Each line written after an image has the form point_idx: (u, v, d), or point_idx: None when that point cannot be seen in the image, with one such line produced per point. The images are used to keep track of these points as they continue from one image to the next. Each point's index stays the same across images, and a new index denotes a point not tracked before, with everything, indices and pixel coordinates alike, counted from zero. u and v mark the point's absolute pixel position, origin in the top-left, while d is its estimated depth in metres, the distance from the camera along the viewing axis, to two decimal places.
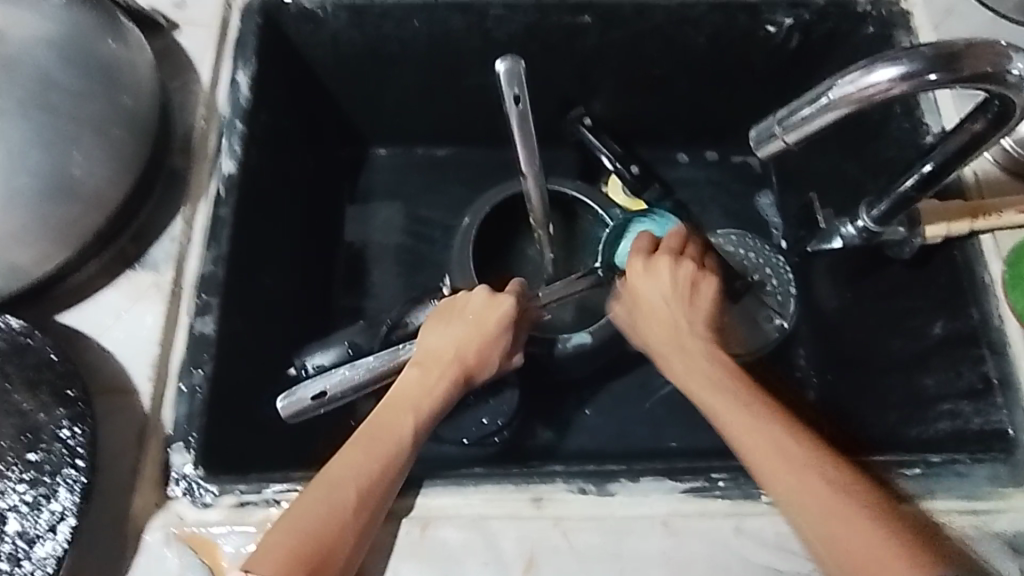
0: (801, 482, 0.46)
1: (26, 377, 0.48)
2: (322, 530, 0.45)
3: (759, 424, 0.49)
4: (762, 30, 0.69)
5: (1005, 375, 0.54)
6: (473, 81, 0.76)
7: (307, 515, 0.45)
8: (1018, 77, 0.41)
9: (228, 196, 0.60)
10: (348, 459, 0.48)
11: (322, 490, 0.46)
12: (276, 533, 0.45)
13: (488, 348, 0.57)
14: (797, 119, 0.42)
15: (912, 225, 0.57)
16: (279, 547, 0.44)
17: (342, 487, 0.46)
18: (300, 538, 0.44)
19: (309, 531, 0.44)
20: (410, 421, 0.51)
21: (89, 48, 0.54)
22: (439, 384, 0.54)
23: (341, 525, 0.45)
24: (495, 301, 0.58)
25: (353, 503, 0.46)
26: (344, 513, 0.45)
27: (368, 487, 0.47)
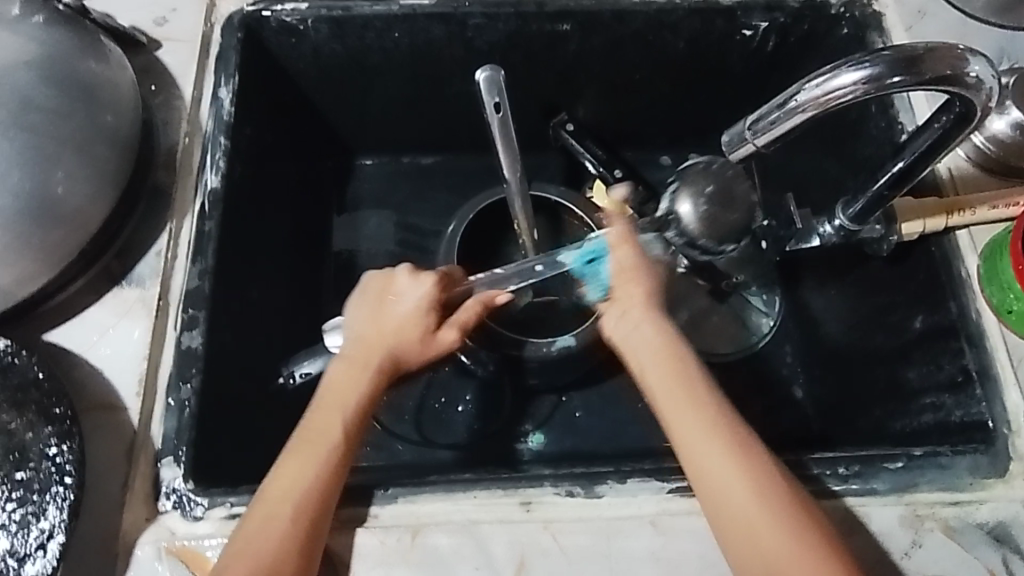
0: (709, 456, 0.47)
1: (13, 397, 0.48)
2: (269, 544, 0.45)
3: (688, 398, 0.50)
4: (738, 33, 0.70)
5: (983, 367, 0.55)
6: (457, 89, 0.77)
7: (256, 530, 0.46)
8: (976, 79, 0.42)
9: (213, 211, 0.60)
10: (287, 471, 0.48)
11: (266, 503, 0.47)
12: (233, 547, 0.46)
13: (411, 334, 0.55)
14: (767, 122, 0.43)
15: (889, 221, 0.58)
16: (240, 563, 0.45)
17: (285, 497, 0.47)
18: (255, 551, 0.45)
19: (256, 547, 0.45)
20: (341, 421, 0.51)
21: (70, 68, 0.54)
22: (362, 375, 0.53)
23: (291, 539, 0.45)
24: (417, 282, 0.56)
25: (292, 515, 0.46)
26: (285, 526, 0.46)
27: (305, 500, 0.47)
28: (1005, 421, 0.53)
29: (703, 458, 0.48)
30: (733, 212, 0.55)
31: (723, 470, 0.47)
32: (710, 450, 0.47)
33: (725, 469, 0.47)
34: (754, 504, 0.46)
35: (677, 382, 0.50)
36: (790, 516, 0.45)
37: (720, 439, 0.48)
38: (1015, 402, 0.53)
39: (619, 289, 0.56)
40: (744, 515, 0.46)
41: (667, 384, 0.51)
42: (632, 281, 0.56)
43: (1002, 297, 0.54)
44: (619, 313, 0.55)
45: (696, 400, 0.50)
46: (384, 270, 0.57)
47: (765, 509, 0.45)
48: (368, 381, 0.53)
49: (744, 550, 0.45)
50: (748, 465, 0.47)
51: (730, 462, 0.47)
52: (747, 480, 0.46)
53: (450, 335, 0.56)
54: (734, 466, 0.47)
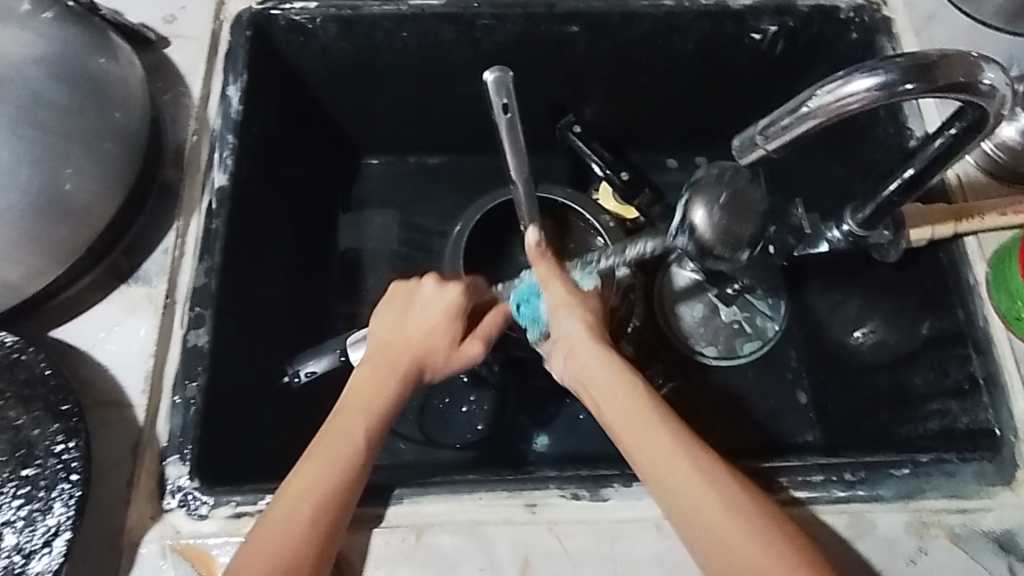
0: (684, 490, 0.46)
1: (20, 392, 0.48)
2: (290, 543, 0.45)
3: (653, 434, 0.48)
4: (747, 36, 0.70)
5: (990, 375, 0.55)
6: (464, 89, 0.76)
7: (274, 530, 0.46)
8: (990, 86, 0.42)
9: (220, 209, 0.60)
10: (307, 472, 0.48)
11: (282, 506, 0.47)
12: (250, 547, 0.45)
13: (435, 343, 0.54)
14: (778, 127, 0.43)
15: (897, 228, 0.57)
16: (255, 561, 0.44)
17: (302, 498, 0.47)
18: (270, 555, 0.45)
19: (272, 547, 0.45)
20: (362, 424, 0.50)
21: (79, 65, 0.54)
22: (387, 378, 0.53)
23: (307, 542, 0.45)
24: (443, 291, 0.56)
25: (312, 516, 0.46)
26: (301, 530, 0.45)
27: (326, 500, 0.47)
28: (1011, 429, 0.53)
29: (676, 492, 0.46)
30: (740, 221, 0.60)
31: (701, 503, 0.45)
32: (678, 486, 0.46)
33: (704, 502, 0.45)
34: (740, 536, 0.44)
35: (637, 419, 0.48)
36: (791, 538, 0.44)
37: (691, 471, 0.46)
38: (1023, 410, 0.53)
39: (562, 323, 0.54)
40: (732, 547, 0.44)
41: (632, 422, 0.49)
42: (574, 317, 0.54)
43: (1011, 304, 0.54)
44: (566, 351, 0.53)
45: (660, 435, 0.47)
46: (409, 280, 0.57)
47: (754, 542, 0.43)
48: (394, 387, 0.52)
49: (725, 573, 0.44)
50: (722, 497, 0.45)
51: (707, 495, 0.45)
52: (720, 505, 0.45)
53: (475, 350, 0.55)
54: (699, 485, 0.45)
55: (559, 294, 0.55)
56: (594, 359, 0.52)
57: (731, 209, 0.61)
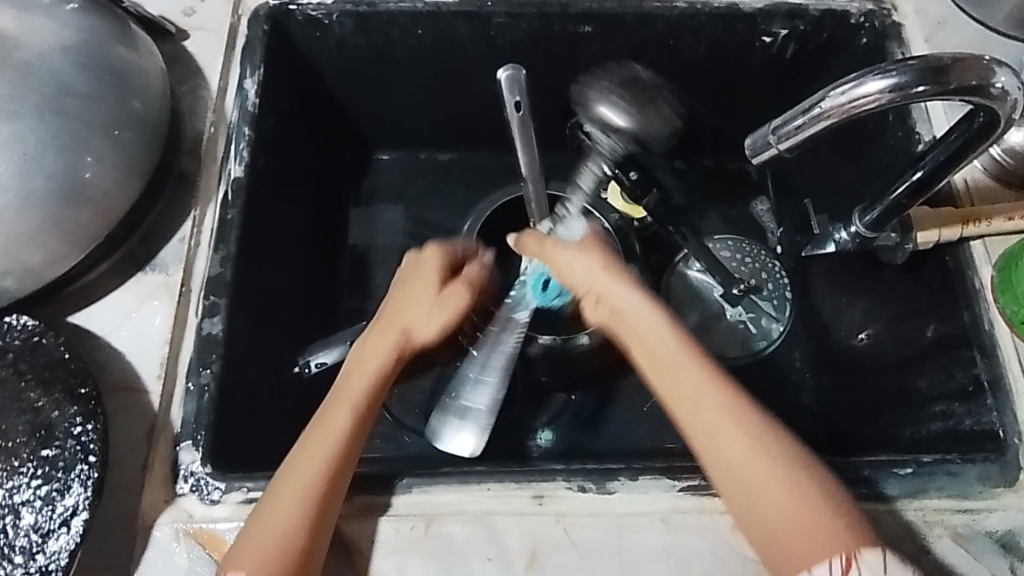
0: (713, 434, 0.46)
1: (40, 375, 0.49)
2: (291, 513, 0.46)
3: (684, 379, 0.48)
4: (758, 40, 0.71)
5: (994, 378, 0.55)
6: (477, 87, 0.77)
7: (280, 495, 0.46)
8: (1002, 90, 0.43)
9: (236, 199, 0.61)
10: (310, 443, 0.49)
11: (293, 467, 0.47)
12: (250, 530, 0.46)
13: (455, 297, 0.57)
14: (792, 128, 0.44)
15: (905, 230, 0.58)
16: (258, 537, 0.45)
17: (304, 466, 0.47)
18: (271, 529, 0.45)
19: (275, 522, 0.45)
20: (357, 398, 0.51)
21: (102, 54, 0.55)
22: (377, 347, 0.54)
23: (310, 507, 0.46)
24: (423, 257, 0.58)
25: (308, 490, 0.47)
26: (297, 501, 0.46)
27: (328, 466, 0.48)
28: (1016, 431, 0.54)
29: (706, 438, 0.46)
30: (647, 110, 0.67)
31: (728, 447, 0.46)
32: (709, 432, 0.46)
33: (732, 447, 0.46)
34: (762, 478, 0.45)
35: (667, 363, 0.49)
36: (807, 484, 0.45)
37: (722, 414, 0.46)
38: None
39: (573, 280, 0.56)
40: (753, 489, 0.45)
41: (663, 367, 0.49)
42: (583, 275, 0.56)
43: (1017, 307, 0.55)
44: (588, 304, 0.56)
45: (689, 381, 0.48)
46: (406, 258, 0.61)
47: (776, 486, 0.44)
48: (381, 352, 0.54)
49: (751, 509, 0.45)
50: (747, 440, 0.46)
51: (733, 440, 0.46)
52: (745, 448, 0.45)
53: (474, 271, 0.58)
54: (727, 426, 0.46)
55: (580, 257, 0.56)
56: (621, 307, 0.53)
57: (637, 100, 0.67)
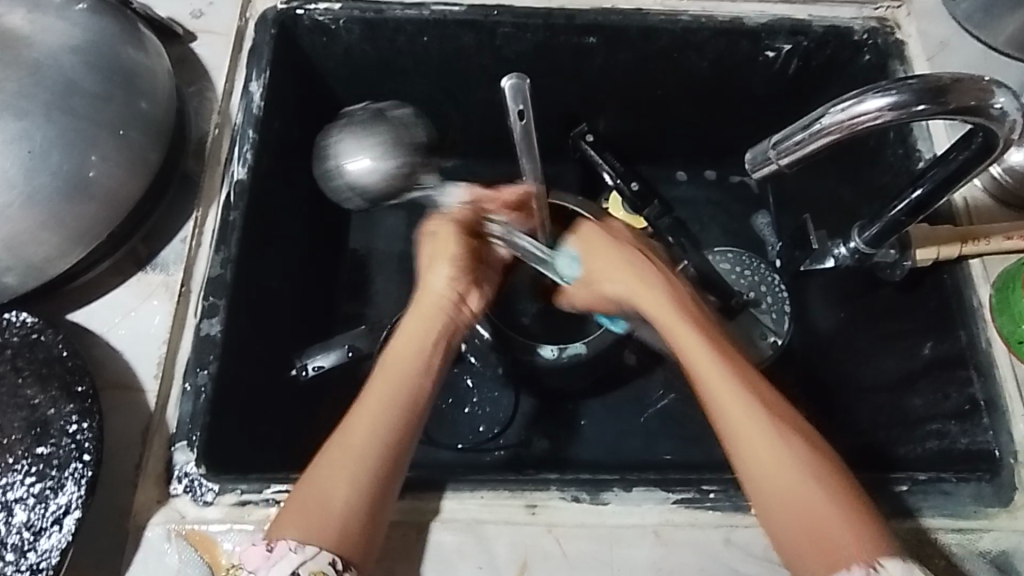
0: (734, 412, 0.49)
1: (39, 371, 0.49)
2: (337, 489, 0.47)
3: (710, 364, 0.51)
4: (762, 55, 0.71)
5: (990, 398, 0.55)
6: (481, 96, 0.78)
7: (326, 476, 0.48)
8: (1001, 111, 0.43)
9: (238, 201, 0.61)
10: (355, 422, 0.50)
11: (340, 447, 0.49)
12: (287, 506, 0.47)
13: (444, 245, 0.56)
14: (791, 143, 0.44)
15: (903, 248, 0.59)
16: (300, 513, 0.46)
17: (353, 444, 0.49)
18: (318, 502, 0.47)
19: (326, 500, 0.47)
20: (402, 377, 0.52)
21: (110, 54, 0.55)
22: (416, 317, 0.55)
23: (360, 479, 0.48)
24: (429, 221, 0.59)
25: (360, 460, 0.48)
26: (349, 477, 0.48)
27: (375, 441, 0.49)
28: (1011, 452, 0.53)
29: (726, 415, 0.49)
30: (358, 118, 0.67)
31: (752, 432, 0.48)
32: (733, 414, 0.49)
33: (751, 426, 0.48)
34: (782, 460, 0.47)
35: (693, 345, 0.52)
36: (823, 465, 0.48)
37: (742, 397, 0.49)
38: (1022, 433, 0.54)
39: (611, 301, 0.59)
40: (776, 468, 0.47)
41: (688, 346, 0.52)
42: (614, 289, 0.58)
43: (1013, 327, 0.55)
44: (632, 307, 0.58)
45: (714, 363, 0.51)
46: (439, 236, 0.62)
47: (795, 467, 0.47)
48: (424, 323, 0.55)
49: (778, 497, 0.47)
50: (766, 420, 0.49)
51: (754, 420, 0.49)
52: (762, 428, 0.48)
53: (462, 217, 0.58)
54: (748, 409, 0.49)
55: (611, 247, 0.59)
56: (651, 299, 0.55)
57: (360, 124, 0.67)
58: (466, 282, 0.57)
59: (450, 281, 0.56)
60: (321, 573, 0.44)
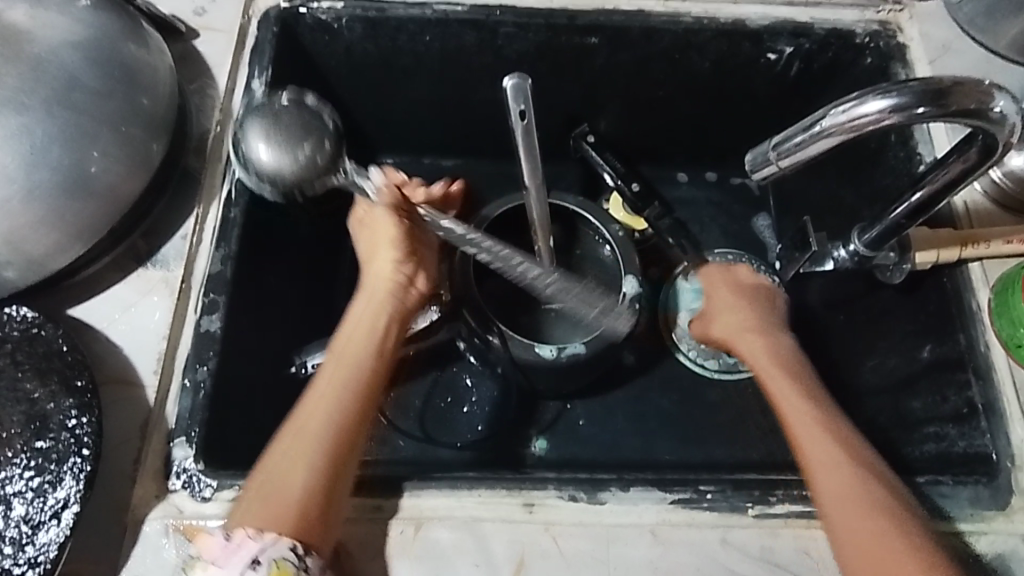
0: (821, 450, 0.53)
1: (38, 366, 0.50)
2: (286, 471, 0.49)
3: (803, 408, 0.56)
4: (764, 57, 0.71)
5: (988, 401, 0.55)
6: (482, 95, 0.78)
7: (276, 460, 0.50)
8: (1001, 114, 0.43)
9: (239, 198, 0.61)
10: (308, 408, 0.53)
11: (290, 433, 0.52)
12: (245, 496, 0.49)
13: (382, 229, 0.62)
14: (791, 145, 0.44)
15: (903, 250, 0.59)
16: (254, 496, 0.48)
17: (303, 428, 0.52)
18: (266, 484, 0.49)
19: (277, 480, 0.49)
20: (350, 363, 0.56)
21: (113, 51, 0.56)
22: (365, 308, 0.61)
23: (306, 459, 0.50)
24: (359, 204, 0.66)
25: (308, 445, 0.50)
26: (296, 460, 0.50)
27: (323, 422, 0.52)
28: (1008, 455, 0.53)
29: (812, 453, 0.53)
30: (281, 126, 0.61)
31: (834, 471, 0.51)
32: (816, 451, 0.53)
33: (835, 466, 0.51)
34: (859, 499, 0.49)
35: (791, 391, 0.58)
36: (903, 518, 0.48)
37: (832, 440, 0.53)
38: (1020, 437, 0.54)
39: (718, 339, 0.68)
40: (856, 507, 0.49)
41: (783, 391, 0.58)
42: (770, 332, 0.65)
43: (1011, 331, 0.55)
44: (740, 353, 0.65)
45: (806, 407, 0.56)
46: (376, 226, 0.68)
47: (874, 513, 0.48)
48: (372, 311, 0.60)
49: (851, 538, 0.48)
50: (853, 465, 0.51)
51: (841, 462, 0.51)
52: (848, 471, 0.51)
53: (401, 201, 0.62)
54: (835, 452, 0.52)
55: (732, 300, 0.68)
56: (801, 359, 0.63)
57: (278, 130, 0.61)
58: (408, 265, 0.62)
59: (393, 264, 0.62)
60: (283, 558, 0.45)
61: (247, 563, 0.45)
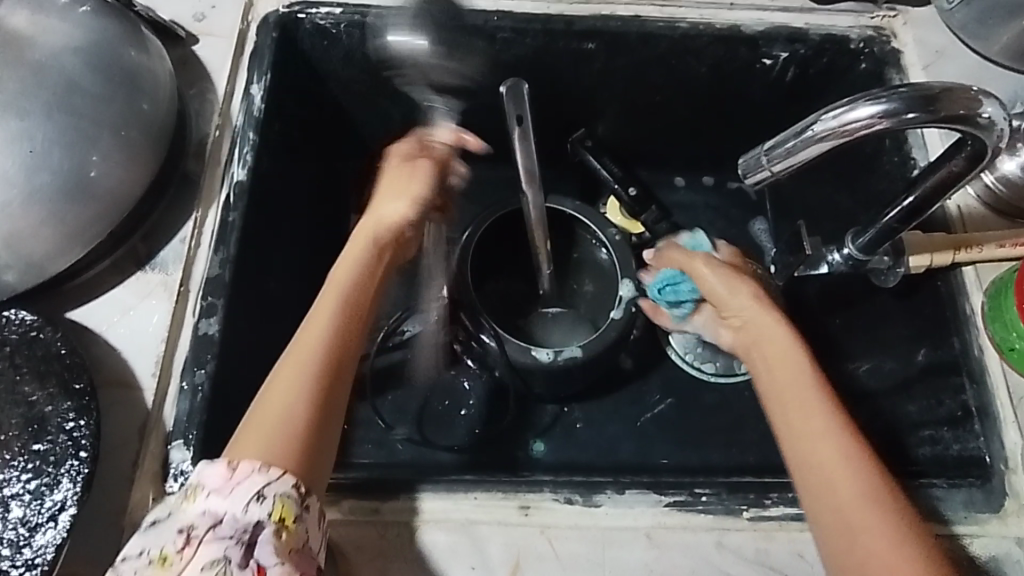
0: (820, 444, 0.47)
1: (36, 369, 0.50)
2: (280, 402, 0.47)
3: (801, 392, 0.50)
4: (760, 62, 0.72)
5: (982, 405, 0.56)
6: (481, 100, 0.78)
7: (272, 390, 0.48)
8: (989, 120, 0.44)
9: (238, 202, 0.61)
10: (303, 338, 0.50)
11: (282, 367, 0.49)
12: (245, 426, 0.46)
13: (413, 183, 0.61)
14: (783, 150, 0.45)
15: (897, 254, 0.59)
16: (249, 425, 0.46)
17: (298, 358, 0.49)
18: (263, 414, 0.46)
19: (269, 413, 0.46)
20: (348, 297, 0.53)
21: (112, 55, 0.56)
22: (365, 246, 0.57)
23: (297, 395, 0.47)
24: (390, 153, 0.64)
25: (302, 378, 0.48)
26: (291, 392, 0.47)
27: (318, 353, 0.49)
28: (1002, 458, 0.54)
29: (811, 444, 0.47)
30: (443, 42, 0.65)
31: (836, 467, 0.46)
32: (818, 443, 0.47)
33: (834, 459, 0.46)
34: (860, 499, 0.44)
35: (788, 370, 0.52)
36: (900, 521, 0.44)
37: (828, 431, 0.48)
38: (1013, 440, 0.54)
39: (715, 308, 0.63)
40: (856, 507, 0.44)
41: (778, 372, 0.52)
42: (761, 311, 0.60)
43: (1005, 334, 0.55)
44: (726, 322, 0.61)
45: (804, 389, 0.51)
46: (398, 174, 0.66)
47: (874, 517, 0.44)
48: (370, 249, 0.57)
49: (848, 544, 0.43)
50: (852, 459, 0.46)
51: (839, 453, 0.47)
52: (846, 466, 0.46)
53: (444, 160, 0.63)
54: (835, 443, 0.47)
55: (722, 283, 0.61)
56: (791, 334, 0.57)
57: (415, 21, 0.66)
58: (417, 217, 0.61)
59: (403, 211, 0.60)
60: (286, 496, 0.43)
61: (251, 496, 0.42)
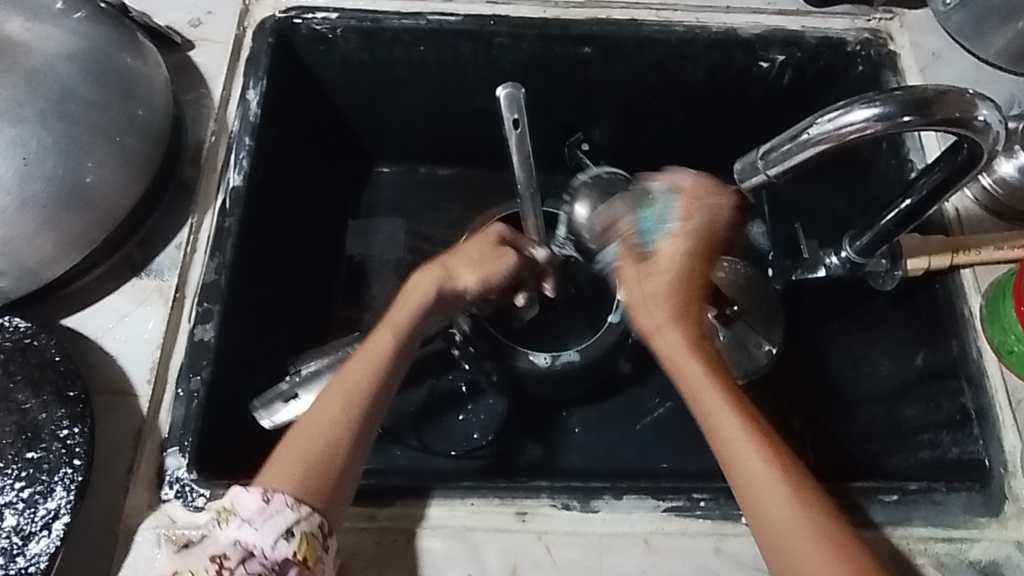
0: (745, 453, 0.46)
1: (30, 376, 0.50)
2: (319, 431, 0.49)
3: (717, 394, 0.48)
4: (756, 65, 0.72)
5: (981, 408, 0.55)
6: (477, 104, 0.78)
7: (310, 418, 0.50)
8: (984, 123, 0.44)
9: (234, 208, 0.61)
10: (343, 374, 0.52)
11: (324, 397, 0.51)
12: (278, 451, 0.48)
13: (495, 263, 0.60)
14: (779, 153, 0.45)
15: (894, 257, 0.59)
16: (286, 452, 0.48)
17: (334, 392, 0.51)
18: (301, 441, 0.48)
19: (306, 441, 0.48)
20: (390, 343, 0.54)
21: (108, 62, 0.56)
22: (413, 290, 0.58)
23: (335, 428, 0.49)
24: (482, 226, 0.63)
25: (341, 411, 0.50)
26: (328, 423, 0.49)
27: (358, 392, 0.51)
28: (1001, 462, 0.53)
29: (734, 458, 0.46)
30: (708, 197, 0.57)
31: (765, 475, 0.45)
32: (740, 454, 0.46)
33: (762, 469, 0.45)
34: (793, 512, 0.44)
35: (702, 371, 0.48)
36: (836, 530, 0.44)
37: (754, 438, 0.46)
38: (1012, 443, 0.54)
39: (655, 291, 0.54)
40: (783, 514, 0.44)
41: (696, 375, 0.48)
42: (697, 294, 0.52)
43: (1004, 337, 0.55)
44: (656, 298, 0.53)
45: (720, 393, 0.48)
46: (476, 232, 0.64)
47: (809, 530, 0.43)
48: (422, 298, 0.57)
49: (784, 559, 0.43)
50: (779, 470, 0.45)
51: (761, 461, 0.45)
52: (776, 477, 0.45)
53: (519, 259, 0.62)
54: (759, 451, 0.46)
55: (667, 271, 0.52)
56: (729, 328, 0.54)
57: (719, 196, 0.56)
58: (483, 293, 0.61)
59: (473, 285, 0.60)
60: (311, 533, 0.45)
61: (281, 532, 0.45)
